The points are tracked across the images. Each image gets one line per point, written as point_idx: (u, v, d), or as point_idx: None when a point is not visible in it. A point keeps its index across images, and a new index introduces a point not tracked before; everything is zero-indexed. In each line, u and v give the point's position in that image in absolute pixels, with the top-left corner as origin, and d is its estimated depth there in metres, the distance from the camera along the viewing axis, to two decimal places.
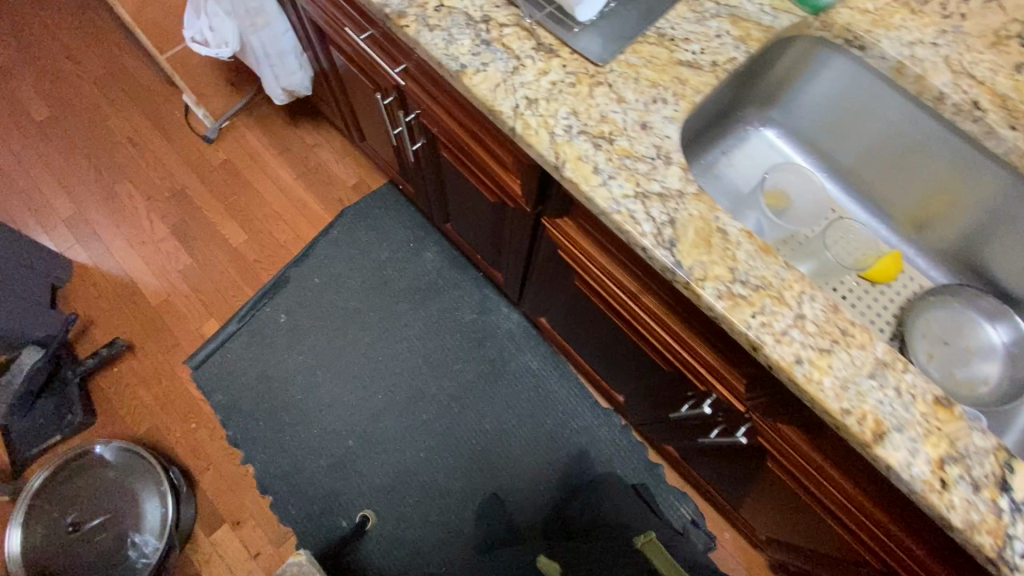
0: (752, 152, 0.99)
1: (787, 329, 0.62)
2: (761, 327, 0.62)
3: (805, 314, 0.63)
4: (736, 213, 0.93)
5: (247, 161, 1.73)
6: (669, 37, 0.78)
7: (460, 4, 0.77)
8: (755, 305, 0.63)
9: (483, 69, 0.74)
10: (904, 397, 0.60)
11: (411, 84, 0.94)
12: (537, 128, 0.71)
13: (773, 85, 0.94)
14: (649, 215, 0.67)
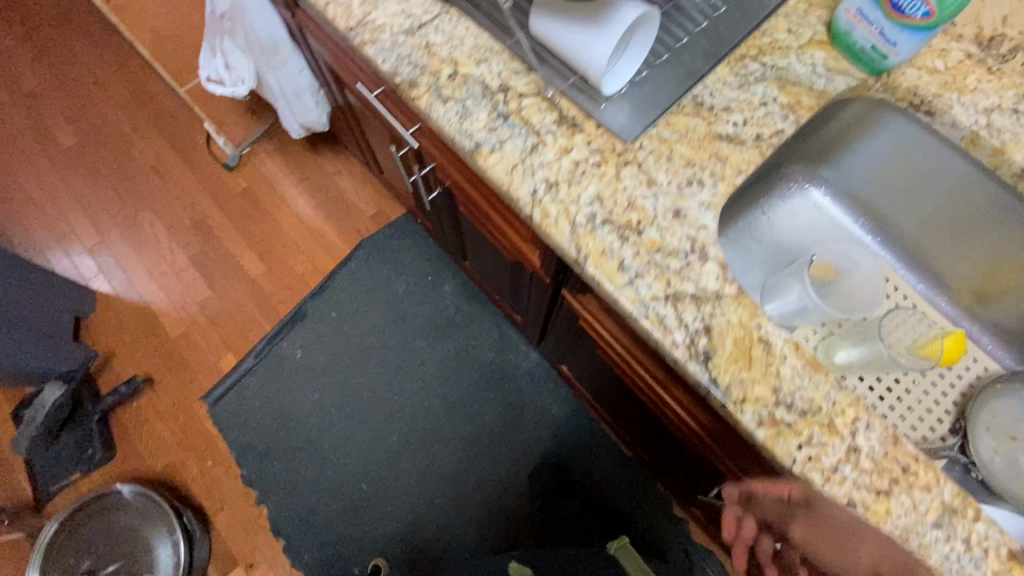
0: (795, 217, 0.69)
1: (838, 465, 0.55)
2: (807, 462, 0.55)
3: (859, 446, 0.56)
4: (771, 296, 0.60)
5: (267, 190, 1.71)
6: (708, 105, 0.69)
7: (477, 70, 0.71)
8: (801, 435, 0.56)
9: (500, 148, 0.67)
10: (974, 552, 0.53)
11: (425, 141, 0.88)
12: (558, 216, 0.65)
13: (818, 142, 0.71)
14: (680, 322, 0.60)
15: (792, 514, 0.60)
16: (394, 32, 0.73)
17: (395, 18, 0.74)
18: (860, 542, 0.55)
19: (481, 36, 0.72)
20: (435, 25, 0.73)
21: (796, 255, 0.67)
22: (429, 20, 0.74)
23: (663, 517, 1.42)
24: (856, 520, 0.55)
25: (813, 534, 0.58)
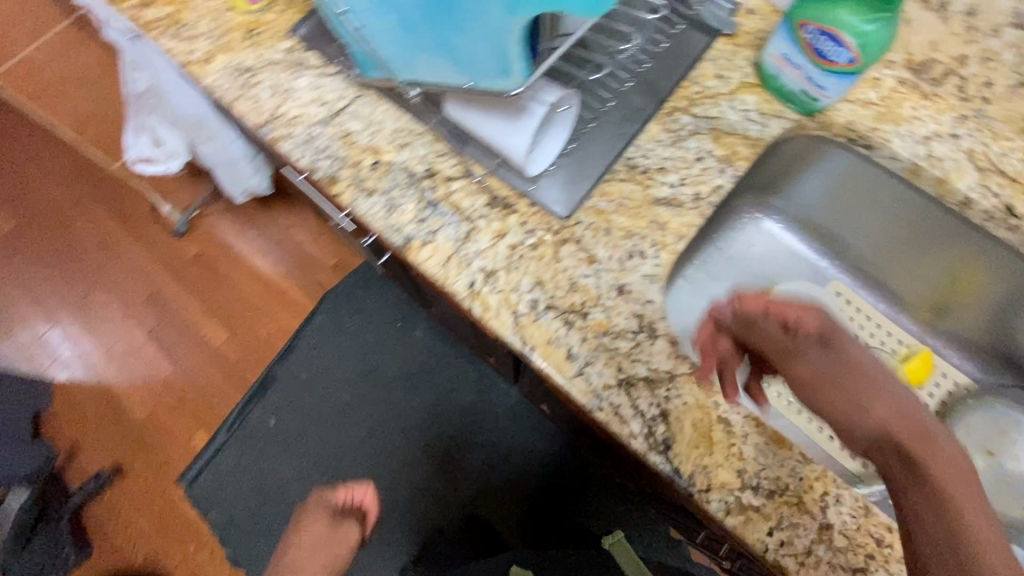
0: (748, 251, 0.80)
1: (812, 547, 0.53)
2: (780, 548, 0.53)
3: (832, 523, 0.54)
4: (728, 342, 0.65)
5: (220, 252, 1.66)
6: (641, 168, 0.67)
7: (400, 157, 0.68)
8: (771, 519, 0.54)
9: (431, 239, 0.64)
10: None
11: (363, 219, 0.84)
12: (498, 308, 0.61)
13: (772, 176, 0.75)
14: (635, 409, 0.58)
15: (791, 348, 0.47)
16: (309, 123, 0.70)
17: (309, 108, 0.70)
18: (874, 395, 0.43)
19: (401, 117, 0.69)
20: (351, 111, 0.70)
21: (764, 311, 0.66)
22: (344, 107, 0.70)
23: (662, 543, 1.40)
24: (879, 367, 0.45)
25: (813, 367, 0.46)
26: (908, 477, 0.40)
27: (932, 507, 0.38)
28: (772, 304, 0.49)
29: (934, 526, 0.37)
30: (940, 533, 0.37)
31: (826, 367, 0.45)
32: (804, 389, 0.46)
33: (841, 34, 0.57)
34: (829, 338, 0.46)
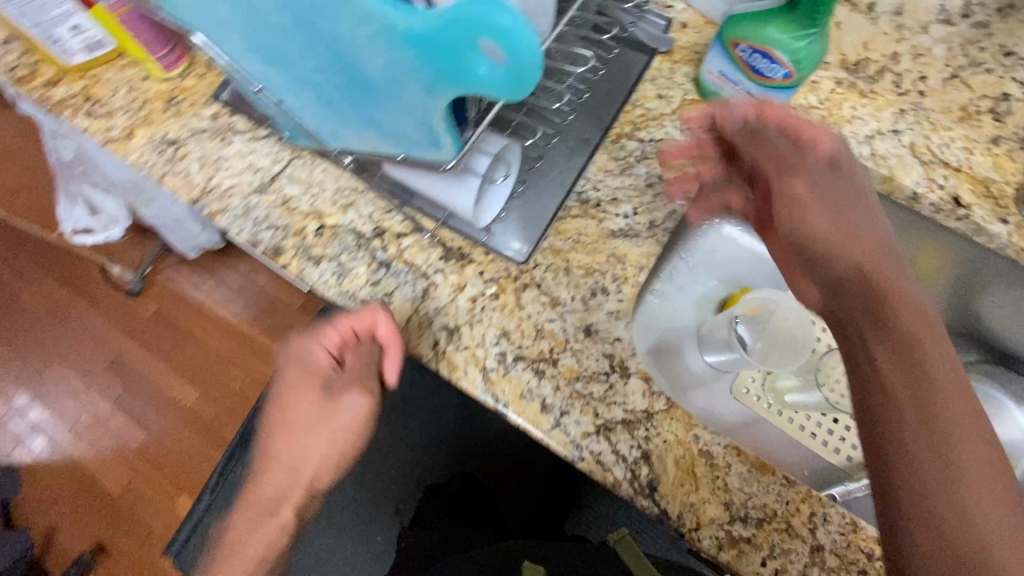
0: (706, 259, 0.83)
1: (805, 571, 0.53)
2: None
3: (823, 545, 0.54)
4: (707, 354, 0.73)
5: (179, 306, 1.59)
6: (593, 202, 0.66)
7: (345, 218, 0.65)
8: (763, 548, 0.54)
9: (388, 302, 0.62)
10: None
11: None
12: (466, 366, 0.60)
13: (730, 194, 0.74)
14: (617, 454, 0.57)
15: (803, 166, 0.53)
16: (245, 194, 0.66)
17: (243, 177, 0.67)
18: (864, 226, 0.51)
19: (342, 177, 0.66)
20: (288, 176, 0.67)
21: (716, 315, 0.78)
22: (280, 172, 0.67)
23: None
24: (864, 197, 0.53)
25: (811, 187, 0.53)
26: (868, 295, 0.48)
27: (904, 362, 0.44)
28: (790, 120, 0.54)
29: (897, 375, 0.44)
30: (902, 391, 0.43)
31: (824, 189, 0.52)
32: (799, 216, 0.53)
33: (775, 52, 0.57)
34: (837, 167, 0.53)
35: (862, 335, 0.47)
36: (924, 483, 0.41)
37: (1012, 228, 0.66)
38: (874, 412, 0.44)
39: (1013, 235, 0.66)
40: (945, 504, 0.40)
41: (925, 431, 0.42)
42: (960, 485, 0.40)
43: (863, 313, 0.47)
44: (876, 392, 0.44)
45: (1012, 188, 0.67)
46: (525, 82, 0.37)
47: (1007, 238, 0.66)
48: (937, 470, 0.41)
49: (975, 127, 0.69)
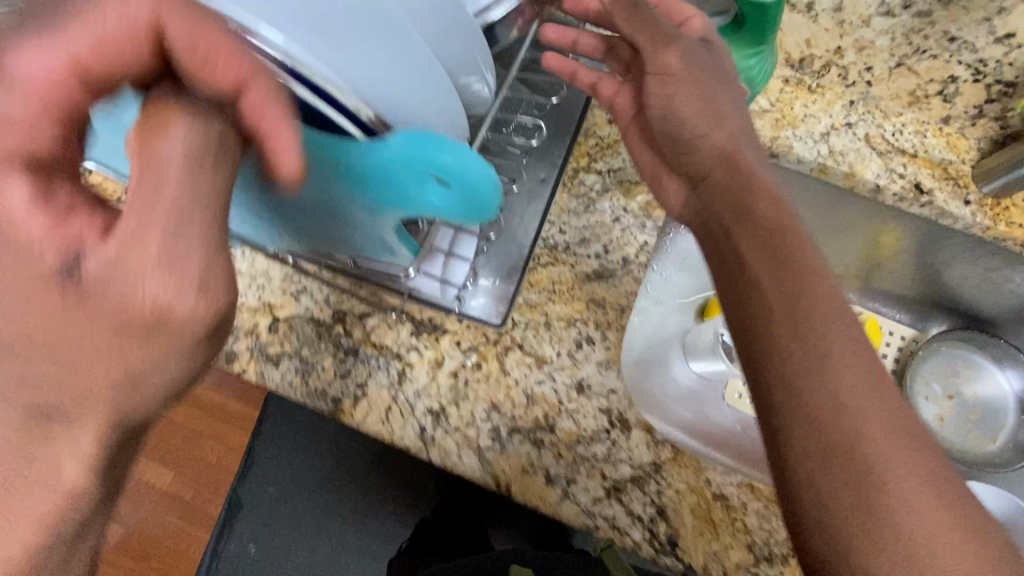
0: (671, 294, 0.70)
1: None
2: None
3: None
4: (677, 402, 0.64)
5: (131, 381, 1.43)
6: (563, 246, 0.63)
7: (299, 307, 0.59)
8: None
9: (363, 393, 0.57)
10: None
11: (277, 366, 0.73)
12: (460, 450, 0.56)
13: None
14: (632, 514, 0.54)
15: (676, 37, 0.51)
16: None
17: None
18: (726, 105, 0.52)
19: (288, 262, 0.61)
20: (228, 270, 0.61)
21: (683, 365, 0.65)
22: None
23: None
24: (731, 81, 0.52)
25: (681, 61, 0.51)
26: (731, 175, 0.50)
27: (769, 254, 0.45)
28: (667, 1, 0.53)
29: (763, 261, 0.44)
30: (774, 282, 0.43)
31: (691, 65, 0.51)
32: (668, 96, 0.52)
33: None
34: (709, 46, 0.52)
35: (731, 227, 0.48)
36: (793, 372, 0.39)
37: (974, 208, 0.66)
38: (747, 303, 0.44)
39: (976, 215, 0.67)
40: (815, 386, 0.39)
41: (789, 317, 0.41)
42: (827, 373, 0.39)
43: (733, 211, 0.49)
44: (749, 285, 0.44)
45: (969, 166, 0.67)
46: (472, 213, 0.41)
47: (970, 219, 0.66)
48: (802, 357, 0.40)
49: (926, 109, 0.68)
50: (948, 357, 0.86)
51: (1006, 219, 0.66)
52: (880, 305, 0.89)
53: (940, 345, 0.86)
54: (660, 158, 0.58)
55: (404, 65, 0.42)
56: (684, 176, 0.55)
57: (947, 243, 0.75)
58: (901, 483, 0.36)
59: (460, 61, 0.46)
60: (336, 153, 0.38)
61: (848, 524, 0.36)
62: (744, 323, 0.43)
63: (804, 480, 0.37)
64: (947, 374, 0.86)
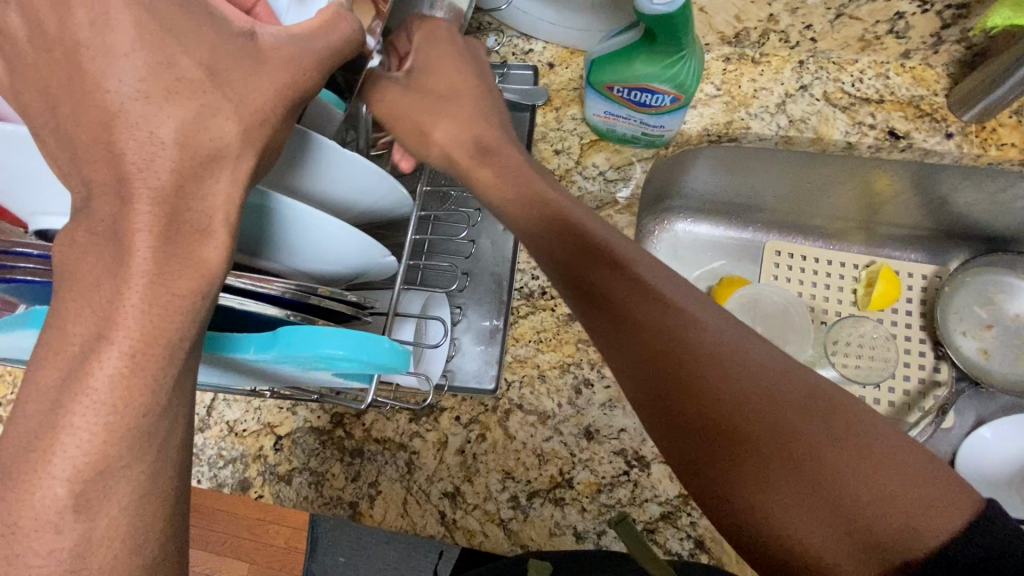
0: None
1: None
2: None
3: None
4: None
5: None
6: (539, 293, 0.62)
7: (297, 420, 0.60)
8: None
9: (377, 491, 0.57)
10: None
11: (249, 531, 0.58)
12: (484, 526, 0.55)
13: None
14: (672, 553, 0.53)
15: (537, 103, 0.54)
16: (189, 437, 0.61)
17: None
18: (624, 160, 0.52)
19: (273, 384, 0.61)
20: (224, 398, 0.62)
21: None
22: (214, 399, 0.62)
23: None
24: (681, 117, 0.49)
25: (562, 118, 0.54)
26: None
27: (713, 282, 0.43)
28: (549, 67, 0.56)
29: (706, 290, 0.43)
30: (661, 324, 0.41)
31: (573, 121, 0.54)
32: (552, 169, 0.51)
33: (654, 85, 0.56)
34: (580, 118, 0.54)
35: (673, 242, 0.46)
36: (690, 443, 0.38)
37: (959, 138, 0.62)
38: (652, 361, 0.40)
39: (962, 146, 0.62)
40: (710, 430, 0.38)
41: (681, 373, 0.39)
42: (721, 428, 0.37)
43: (603, 245, 0.45)
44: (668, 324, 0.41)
45: (942, 96, 0.64)
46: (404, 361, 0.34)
47: (958, 152, 0.62)
48: (710, 414, 0.38)
49: (880, 50, 0.64)
50: (978, 285, 0.81)
51: (996, 142, 0.62)
52: (889, 250, 0.85)
53: (965, 276, 0.81)
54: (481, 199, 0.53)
55: (341, 250, 0.40)
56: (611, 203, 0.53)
57: (935, 175, 0.69)
58: (811, 524, 0.34)
59: (365, 195, 0.45)
60: (243, 351, 0.32)
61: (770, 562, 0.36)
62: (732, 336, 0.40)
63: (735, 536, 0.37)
64: (981, 306, 0.81)
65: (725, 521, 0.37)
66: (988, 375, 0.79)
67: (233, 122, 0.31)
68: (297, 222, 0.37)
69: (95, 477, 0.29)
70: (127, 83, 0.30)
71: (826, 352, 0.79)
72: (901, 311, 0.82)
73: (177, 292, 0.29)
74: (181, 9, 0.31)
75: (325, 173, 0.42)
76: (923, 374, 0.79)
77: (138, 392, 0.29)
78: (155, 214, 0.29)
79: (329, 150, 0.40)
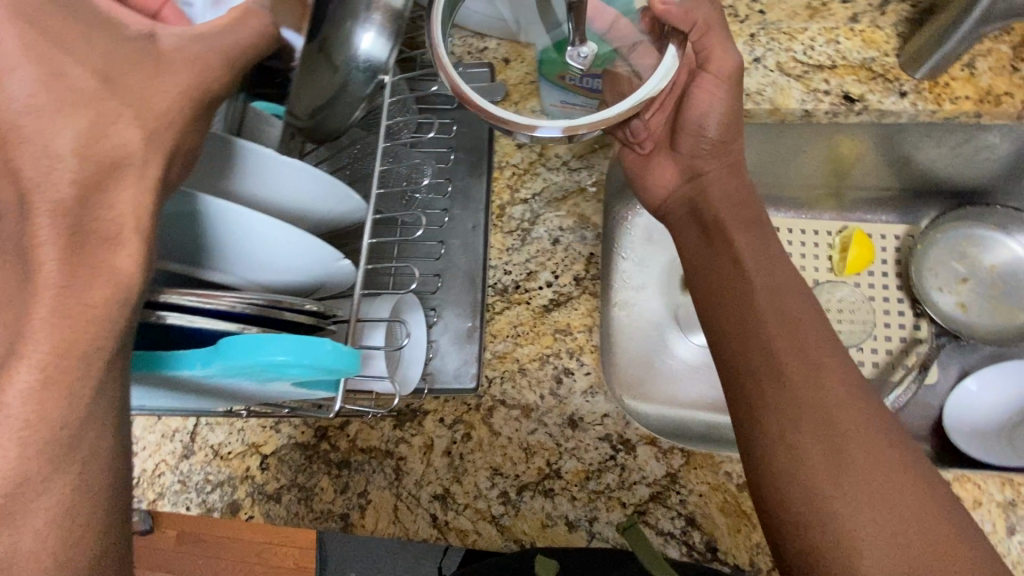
0: (630, 332, 0.81)
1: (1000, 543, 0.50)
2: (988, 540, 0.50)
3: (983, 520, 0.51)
4: (651, 397, 0.78)
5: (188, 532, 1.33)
6: (512, 287, 0.62)
7: (281, 438, 0.59)
8: None
9: (365, 499, 0.56)
10: None
11: None
12: (476, 524, 0.55)
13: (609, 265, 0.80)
14: (665, 533, 0.53)
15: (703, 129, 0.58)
16: (174, 465, 0.60)
17: (163, 450, 0.61)
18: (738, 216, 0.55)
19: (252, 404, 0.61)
20: (206, 423, 0.61)
21: (648, 378, 0.79)
22: (196, 424, 0.61)
23: None
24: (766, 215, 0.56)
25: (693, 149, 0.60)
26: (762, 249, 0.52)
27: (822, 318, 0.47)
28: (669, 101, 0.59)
29: (824, 325, 0.47)
30: (806, 321, 0.47)
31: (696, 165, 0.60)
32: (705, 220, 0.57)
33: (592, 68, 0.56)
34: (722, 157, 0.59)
35: (794, 280, 0.50)
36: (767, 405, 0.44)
37: (913, 96, 0.63)
38: (791, 337, 0.46)
39: (917, 102, 0.63)
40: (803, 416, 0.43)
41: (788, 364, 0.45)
42: (831, 406, 0.43)
43: (738, 270, 0.51)
44: (793, 333, 0.46)
45: (894, 56, 0.64)
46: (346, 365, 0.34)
47: (913, 109, 0.63)
48: (825, 383, 0.43)
49: (828, 16, 0.64)
50: (949, 240, 0.82)
51: (950, 95, 0.62)
52: (862, 213, 0.85)
53: (936, 233, 0.82)
54: (674, 188, 0.61)
55: (286, 254, 0.40)
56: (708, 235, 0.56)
57: (900, 133, 0.70)
58: (875, 522, 0.39)
59: (310, 200, 0.45)
60: (185, 364, 0.31)
61: (813, 524, 0.40)
62: (846, 364, 0.45)
63: (788, 497, 0.41)
64: (954, 260, 0.82)
65: (772, 462, 0.42)
66: (966, 326, 0.79)
67: (135, 128, 0.31)
68: (230, 228, 0.37)
69: (16, 502, 0.28)
70: (16, 96, 0.29)
71: None
72: (877, 273, 0.82)
73: (91, 303, 0.28)
74: (68, 19, 0.31)
75: (262, 178, 0.42)
76: (905, 333, 0.79)
77: (56, 407, 0.28)
78: (57, 227, 0.28)
79: (257, 154, 0.41)
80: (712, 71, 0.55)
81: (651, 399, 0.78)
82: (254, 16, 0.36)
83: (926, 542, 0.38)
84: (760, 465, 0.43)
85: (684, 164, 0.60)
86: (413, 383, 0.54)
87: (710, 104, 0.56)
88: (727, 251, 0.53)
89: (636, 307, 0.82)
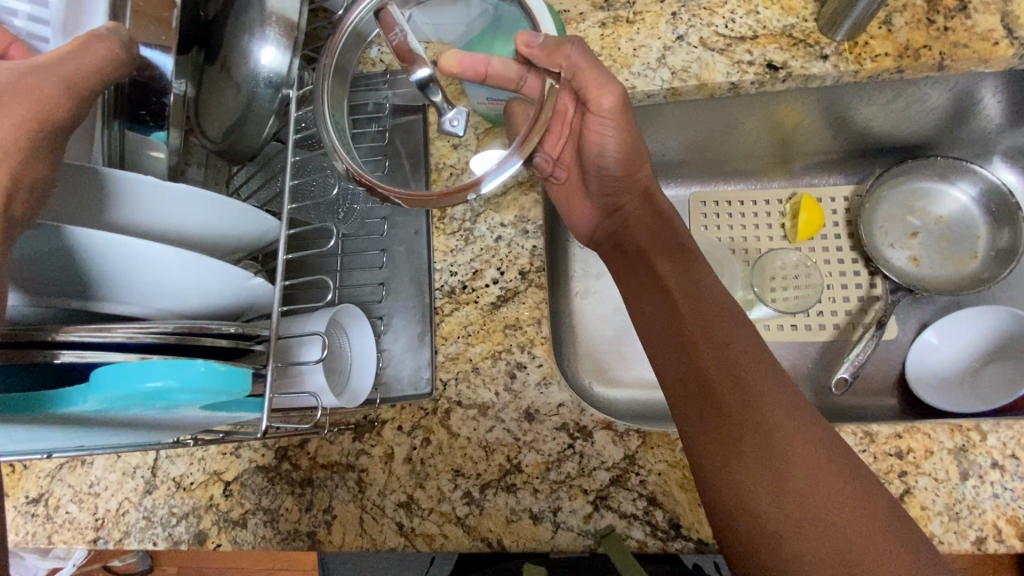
0: (592, 318, 0.81)
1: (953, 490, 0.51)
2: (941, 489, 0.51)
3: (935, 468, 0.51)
4: (619, 380, 0.78)
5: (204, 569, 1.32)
6: (460, 288, 0.62)
7: (242, 462, 0.59)
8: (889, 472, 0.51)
9: (331, 514, 0.56)
10: (994, 479, 0.51)
11: None
12: (441, 528, 0.54)
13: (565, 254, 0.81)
14: (627, 515, 0.53)
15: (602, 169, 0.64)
16: (137, 502, 0.60)
17: (125, 487, 0.61)
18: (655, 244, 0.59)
19: None
20: (167, 455, 0.61)
21: (614, 363, 0.79)
22: (157, 458, 0.61)
23: None
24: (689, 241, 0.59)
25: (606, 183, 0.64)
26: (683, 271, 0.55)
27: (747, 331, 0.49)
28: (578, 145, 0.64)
29: (748, 338, 0.48)
30: (738, 345, 0.48)
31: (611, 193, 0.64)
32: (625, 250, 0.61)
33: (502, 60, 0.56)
34: (630, 189, 0.64)
35: (715, 297, 0.52)
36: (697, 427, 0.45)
37: (834, 59, 0.64)
38: (719, 357, 0.47)
39: (837, 63, 0.63)
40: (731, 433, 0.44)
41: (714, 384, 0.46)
42: (760, 419, 0.44)
43: (661, 295, 0.54)
44: (715, 351, 0.48)
45: (813, 21, 0.65)
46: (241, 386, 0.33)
47: (833, 70, 0.63)
48: (752, 396, 0.45)
49: None
50: (896, 196, 0.83)
51: (870, 54, 0.63)
52: (811, 178, 0.86)
53: (884, 192, 0.83)
54: (597, 222, 0.66)
55: (185, 277, 0.40)
56: (633, 262, 0.60)
57: (835, 97, 0.70)
58: (813, 540, 0.39)
59: (211, 217, 0.45)
60: (78, 399, 0.31)
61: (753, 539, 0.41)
62: (773, 374, 0.46)
63: (728, 513, 0.42)
64: (902, 215, 0.83)
65: (708, 480, 0.44)
66: (918, 279, 0.80)
67: None
68: (118, 260, 0.37)
69: None
70: None
71: (763, 288, 0.80)
72: (830, 236, 0.83)
73: None
74: None
75: (148, 205, 0.42)
76: (861, 292, 0.80)
77: None
78: None
79: (142, 182, 0.41)
80: (596, 113, 0.58)
81: (618, 383, 0.78)
82: (98, 42, 0.36)
83: (866, 549, 0.39)
84: (703, 483, 0.44)
85: (600, 202, 0.65)
86: (363, 395, 0.53)
87: (603, 141, 0.60)
88: (657, 282, 0.55)
89: (598, 293, 0.82)
